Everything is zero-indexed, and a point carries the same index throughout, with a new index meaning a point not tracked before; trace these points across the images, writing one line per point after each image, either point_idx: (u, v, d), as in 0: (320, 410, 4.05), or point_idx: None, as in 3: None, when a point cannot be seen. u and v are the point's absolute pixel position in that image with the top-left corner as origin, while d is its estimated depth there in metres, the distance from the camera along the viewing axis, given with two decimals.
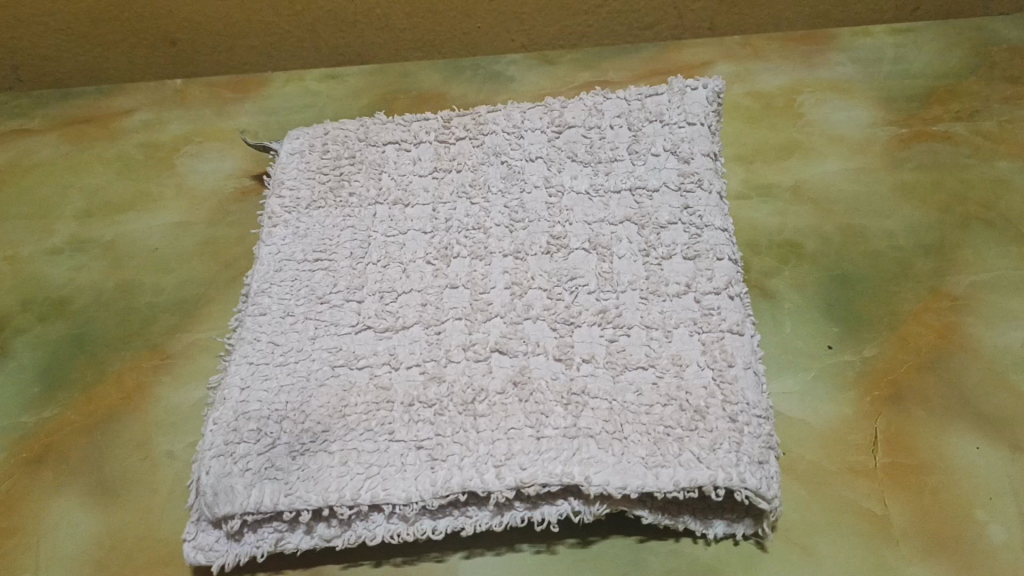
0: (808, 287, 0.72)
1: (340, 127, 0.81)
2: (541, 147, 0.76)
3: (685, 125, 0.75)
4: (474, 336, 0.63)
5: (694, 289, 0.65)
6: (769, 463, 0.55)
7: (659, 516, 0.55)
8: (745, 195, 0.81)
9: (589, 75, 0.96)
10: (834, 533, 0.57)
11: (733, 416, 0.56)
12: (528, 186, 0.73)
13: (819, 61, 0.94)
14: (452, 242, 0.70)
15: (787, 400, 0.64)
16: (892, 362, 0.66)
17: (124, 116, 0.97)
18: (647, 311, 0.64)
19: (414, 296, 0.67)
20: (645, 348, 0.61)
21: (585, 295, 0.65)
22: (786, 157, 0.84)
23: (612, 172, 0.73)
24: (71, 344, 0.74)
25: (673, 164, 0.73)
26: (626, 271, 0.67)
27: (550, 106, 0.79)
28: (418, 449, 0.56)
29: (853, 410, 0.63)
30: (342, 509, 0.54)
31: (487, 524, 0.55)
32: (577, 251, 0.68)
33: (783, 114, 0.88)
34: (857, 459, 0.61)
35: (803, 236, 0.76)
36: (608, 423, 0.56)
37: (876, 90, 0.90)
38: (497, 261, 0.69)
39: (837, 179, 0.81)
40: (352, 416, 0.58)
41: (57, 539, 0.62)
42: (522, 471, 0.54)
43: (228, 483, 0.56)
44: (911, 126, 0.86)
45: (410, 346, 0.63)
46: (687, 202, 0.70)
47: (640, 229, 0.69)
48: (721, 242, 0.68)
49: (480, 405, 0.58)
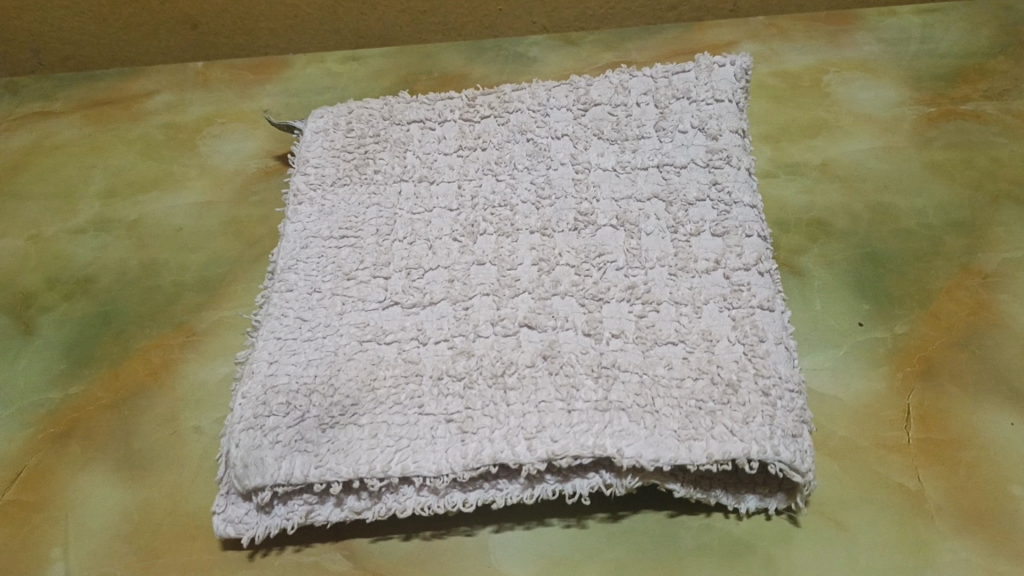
0: (837, 265, 0.71)
1: (364, 105, 0.80)
2: (567, 124, 0.75)
3: (712, 102, 0.74)
4: (502, 311, 0.63)
5: (723, 265, 0.64)
6: (802, 437, 0.54)
7: (691, 490, 0.55)
8: (772, 174, 0.80)
9: (612, 55, 0.95)
10: (868, 508, 0.57)
11: (766, 390, 0.55)
12: (554, 163, 0.73)
13: (844, 41, 0.93)
14: (478, 219, 0.70)
15: (818, 376, 0.64)
16: (924, 339, 0.65)
17: (146, 98, 0.97)
18: (676, 287, 0.63)
19: (441, 272, 0.66)
20: (675, 323, 0.61)
21: (613, 271, 0.65)
22: (813, 136, 0.83)
23: (639, 149, 0.73)
24: (97, 322, 0.74)
25: (701, 141, 0.72)
26: (655, 247, 0.66)
27: (575, 84, 0.78)
28: (448, 422, 0.56)
29: (886, 386, 0.63)
30: (373, 481, 0.54)
31: (518, 497, 0.55)
32: (605, 228, 0.68)
33: (809, 94, 0.87)
34: (890, 435, 0.60)
35: (831, 214, 0.76)
36: (639, 397, 0.56)
37: (903, 69, 0.89)
38: (524, 237, 0.68)
39: (865, 158, 0.80)
40: (381, 390, 0.58)
41: (86, 513, 0.62)
42: (554, 443, 0.53)
43: (259, 455, 0.55)
44: (939, 105, 0.85)
45: (438, 322, 0.63)
46: (715, 178, 0.69)
47: (668, 206, 0.68)
48: (750, 219, 0.67)
49: (509, 378, 0.58)
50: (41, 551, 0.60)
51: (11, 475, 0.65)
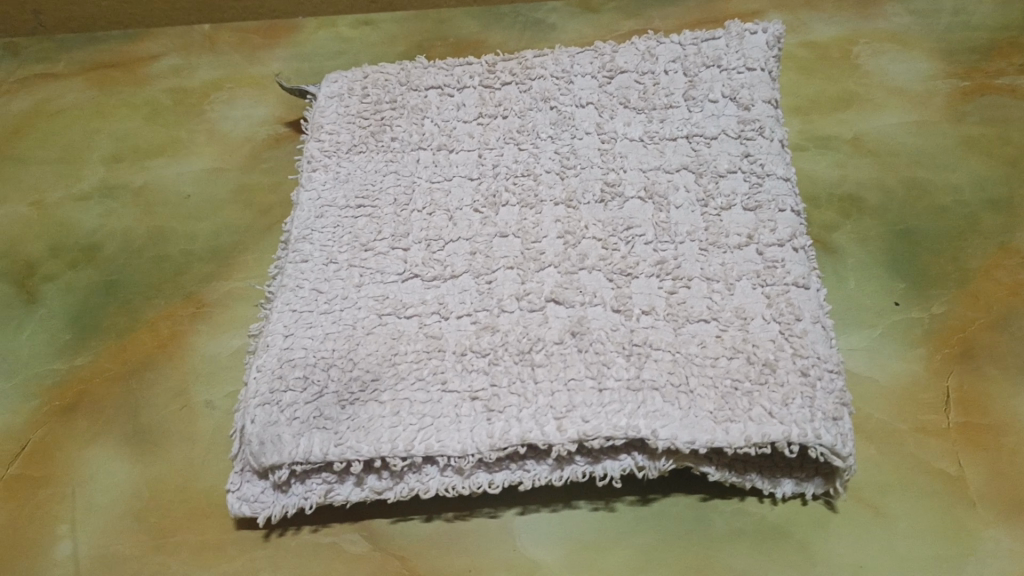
0: (871, 242, 0.69)
1: (380, 70, 0.77)
2: (592, 92, 0.73)
3: (744, 71, 0.71)
4: (528, 285, 0.60)
5: (756, 240, 0.61)
6: (843, 419, 0.52)
7: (725, 474, 0.53)
8: (802, 147, 0.77)
9: (633, 23, 0.92)
10: (907, 494, 0.55)
11: (804, 370, 0.53)
12: (579, 132, 0.70)
13: (874, 11, 0.89)
14: (500, 189, 0.67)
15: (854, 357, 0.62)
16: (962, 320, 0.63)
17: (151, 61, 0.94)
18: (707, 263, 0.61)
19: (462, 244, 0.64)
20: (707, 301, 0.58)
21: (642, 245, 0.62)
22: (843, 109, 0.80)
23: (668, 119, 0.70)
24: (103, 291, 0.72)
25: (732, 111, 0.69)
26: (684, 221, 0.64)
27: (600, 50, 0.75)
28: (472, 400, 0.53)
29: (923, 368, 0.61)
30: (395, 461, 0.52)
31: (546, 479, 0.53)
32: (632, 200, 0.65)
33: (839, 66, 0.84)
34: (927, 418, 0.58)
35: (864, 189, 0.73)
36: (673, 376, 0.53)
37: (936, 42, 0.86)
38: (548, 209, 0.65)
39: (897, 132, 0.78)
40: (402, 365, 0.55)
41: (94, 490, 0.60)
42: (585, 423, 0.51)
43: (276, 432, 0.53)
44: (973, 79, 0.82)
45: (460, 296, 0.60)
46: (747, 150, 0.67)
47: (698, 178, 0.66)
48: (784, 192, 0.64)
49: (537, 355, 0.55)
50: (48, 528, 0.58)
51: (14, 448, 0.62)
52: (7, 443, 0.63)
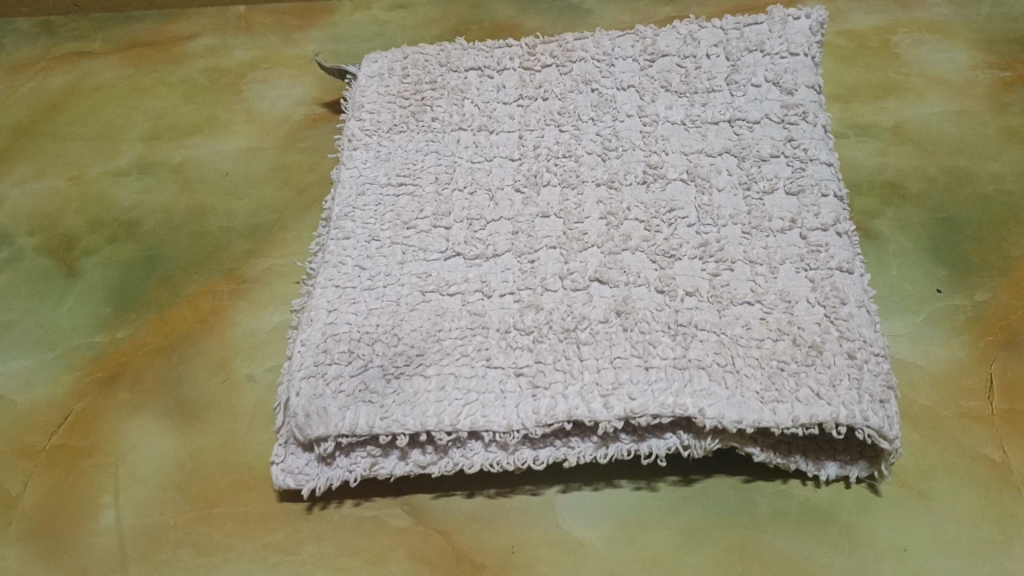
0: (913, 230, 0.68)
1: (420, 51, 0.77)
2: (633, 76, 0.72)
3: (787, 56, 0.71)
4: (571, 264, 0.60)
5: (800, 224, 0.61)
6: (890, 402, 0.52)
7: (771, 455, 0.52)
8: (842, 134, 0.77)
9: (670, 9, 0.92)
10: (951, 479, 0.55)
11: (851, 353, 0.53)
12: (621, 114, 0.70)
13: (913, 1, 0.89)
14: (541, 170, 0.67)
15: (897, 343, 0.61)
16: (1006, 307, 0.63)
17: (187, 41, 0.94)
18: (750, 246, 0.60)
19: (504, 224, 0.64)
20: (751, 283, 0.58)
21: (684, 227, 0.62)
22: (883, 98, 0.80)
23: (709, 103, 0.69)
24: (142, 265, 0.72)
25: (775, 96, 0.69)
26: (727, 204, 0.63)
27: (641, 33, 0.75)
28: (518, 376, 0.53)
29: (967, 354, 0.60)
30: (441, 435, 0.52)
31: (591, 456, 0.53)
32: (675, 182, 0.65)
33: (878, 54, 0.84)
34: (971, 405, 0.58)
35: (905, 177, 0.73)
36: (719, 355, 0.53)
37: (976, 32, 0.85)
38: (590, 190, 0.65)
39: (937, 121, 0.77)
40: (447, 341, 0.56)
41: (137, 460, 0.60)
42: (632, 401, 0.51)
43: (322, 405, 0.53)
44: (1014, 69, 0.81)
45: (503, 274, 0.60)
46: (791, 134, 0.66)
47: (741, 162, 0.66)
48: (827, 177, 0.64)
49: (582, 333, 0.55)
50: (91, 497, 0.59)
51: (57, 418, 0.63)
52: (49, 412, 0.63)
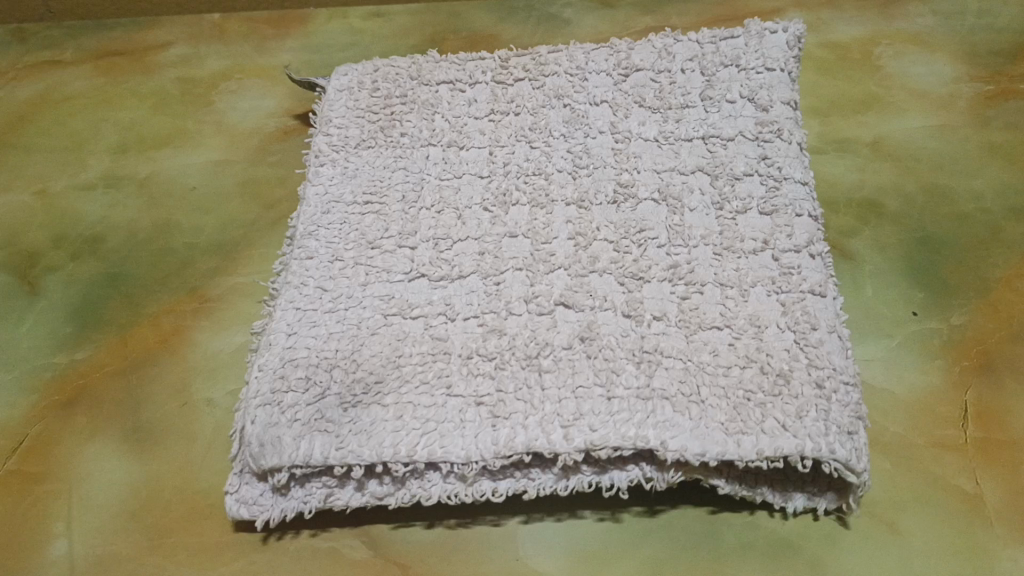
0: (890, 249, 0.67)
1: (391, 63, 0.76)
2: (607, 90, 0.71)
3: (764, 71, 0.69)
4: (536, 287, 0.59)
5: (772, 245, 0.60)
6: (858, 434, 0.50)
7: (736, 487, 0.51)
8: (819, 150, 0.75)
9: (649, 19, 0.90)
10: (923, 511, 0.53)
11: (820, 382, 0.52)
12: (593, 131, 0.69)
13: (896, 12, 0.87)
14: (510, 188, 0.66)
15: (870, 368, 0.60)
16: (982, 331, 0.61)
17: (159, 50, 0.93)
18: (721, 268, 0.59)
19: (471, 244, 0.62)
20: (720, 307, 0.57)
21: (654, 248, 0.61)
22: (863, 112, 0.78)
23: (683, 119, 0.68)
24: (106, 283, 0.71)
25: (751, 112, 0.68)
26: (699, 225, 0.62)
27: (616, 47, 0.73)
28: (478, 405, 0.52)
29: (941, 380, 0.59)
30: (397, 466, 0.51)
31: (552, 489, 0.52)
32: (646, 202, 0.64)
33: (859, 67, 0.82)
34: (945, 433, 0.56)
35: (883, 194, 0.71)
36: (684, 385, 0.52)
37: (959, 44, 0.84)
38: (559, 210, 0.64)
39: (918, 136, 0.76)
40: (407, 367, 0.54)
41: (93, 488, 0.59)
42: (592, 433, 0.50)
43: (276, 434, 0.52)
44: (997, 83, 0.80)
45: (467, 297, 0.59)
46: (765, 152, 0.65)
47: (714, 180, 0.64)
48: (801, 196, 0.63)
49: (545, 360, 0.54)
50: (45, 525, 0.57)
51: (13, 440, 0.61)
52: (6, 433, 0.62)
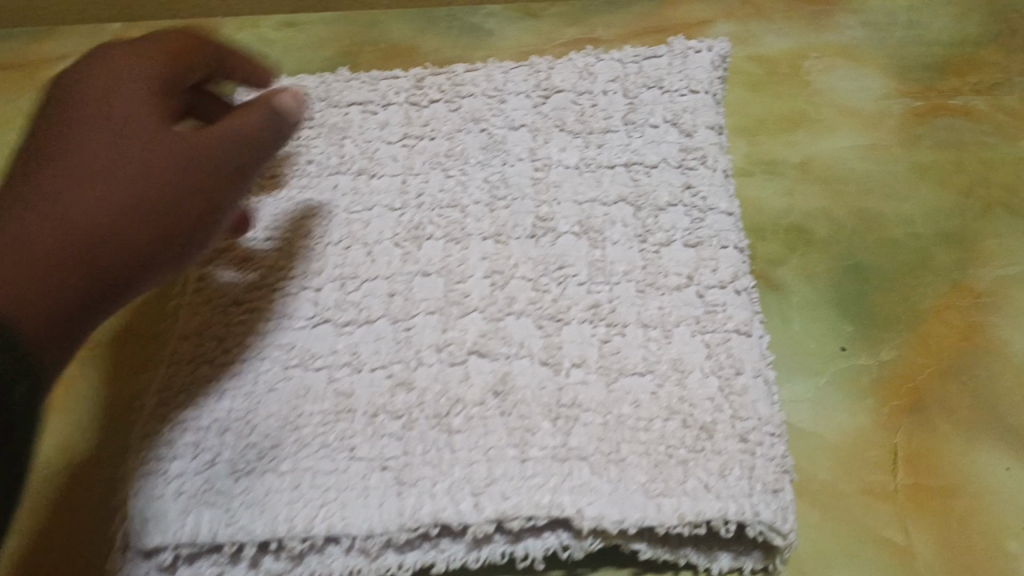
0: (818, 278, 0.65)
1: (298, 84, 0.71)
2: (526, 113, 0.67)
3: (687, 93, 0.66)
4: (449, 333, 0.55)
5: (696, 281, 0.57)
6: (784, 491, 0.48)
7: (659, 550, 0.48)
8: (747, 172, 0.73)
9: (576, 31, 0.87)
10: (850, 566, 0.51)
11: (744, 436, 0.50)
12: (511, 158, 0.65)
13: (827, 24, 0.85)
14: (423, 221, 0.61)
15: (797, 410, 0.58)
16: (912, 367, 0.60)
17: (55, 64, 0.86)
18: (645, 306, 0.56)
19: (380, 283, 0.58)
20: (643, 350, 0.54)
21: (574, 286, 0.57)
22: (791, 131, 0.76)
23: (606, 145, 0.65)
24: None
25: (674, 137, 0.65)
26: (621, 259, 0.59)
27: (536, 66, 0.70)
28: (383, 470, 0.49)
29: (870, 421, 0.57)
30: (293, 543, 0.47)
31: (463, 561, 0.48)
32: (566, 236, 0.60)
33: (788, 82, 0.80)
34: (873, 479, 0.55)
35: (812, 219, 0.69)
36: (603, 444, 0.49)
37: (889, 57, 0.82)
38: (475, 245, 0.60)
39: (847, 157, 0.73)
40: (306, 429, 0.50)
41: (57, 209, 0.42)
42: (504, 500, 0.47)
43: (160, 508, 0.48)
44: (928, 98, 0.78)
45: (374, 343, 0.55)
46: (688, 180, 0.62)
47: (636, 212, 0.61)
48: (727, 227, 0.60)
49: (455, 419, 0.51)
50: (35, 265, 0.40)
51: (118, 119, 0.46)
52: (135, 86, 0.47)
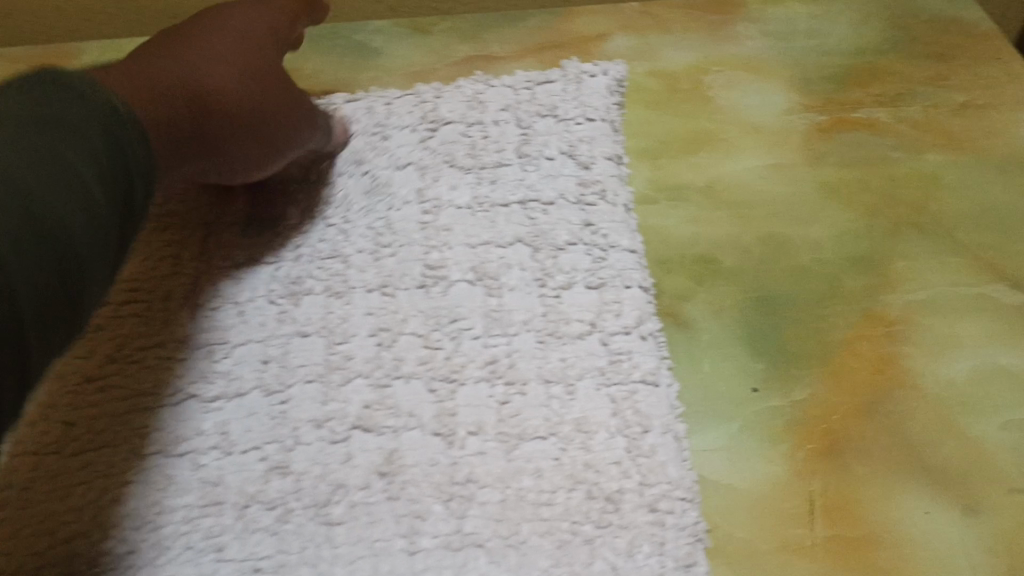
0: (726, 314, 0.62)
1: None
2: (412, 150, 0.67)
3: (583, 121, 0.69)
4: (329, 407, 0.54)
5: (599, 329, 0.57)
6: (697, 566, 0.47)
7: None
8: (651, 200, 0.70)
9: (468, 47, 0.82)
10: None
11: (653, 506, 0.49)
12: (397, 203, 0.64)
13: (728, 35, 0.82)
14: (302, 274, 0.61)
15: (709, 461, 0.55)
16: (826, 406, 0.57)
17: None
18: (545, 360, 0.55)
19: (253, 347, 0.57)
20: (544, 410, 0.53)
21: (469, 340, 0.56)
22: (694, 152, 0.73)
23: (499, 181, 0.65)
24: None
25: (571, 170, 0.65)
26: (519, 307, 0.58)
27: (421, 97, 0.71)
28: (254, 573, 0.48)
29: (784, 469, 0.54)
30: None
31: None
32: (459, 283, 0.60)
33: (690, 99, 0.77)
34: (792, 534, 0.52)
35: (718, 249, 0.66)
36: (500, 526, 0.49)
37: (792, 68, 0.79)
38: (359, 297, 0.59)
39: (751, 179, 0.71)
40: (167, 529, 0.49)
41: (186, 70, 0.54)
42: None
43: None
44: (830, 112, 0.75)
45: (246, 420, 0.54)
46: (588, 218, 0.63)
47: (534, 253, 0.61)
48: (629, 265, 0.60)
49: (336, 508, 0.50)
50: (146, 101, 0.51)
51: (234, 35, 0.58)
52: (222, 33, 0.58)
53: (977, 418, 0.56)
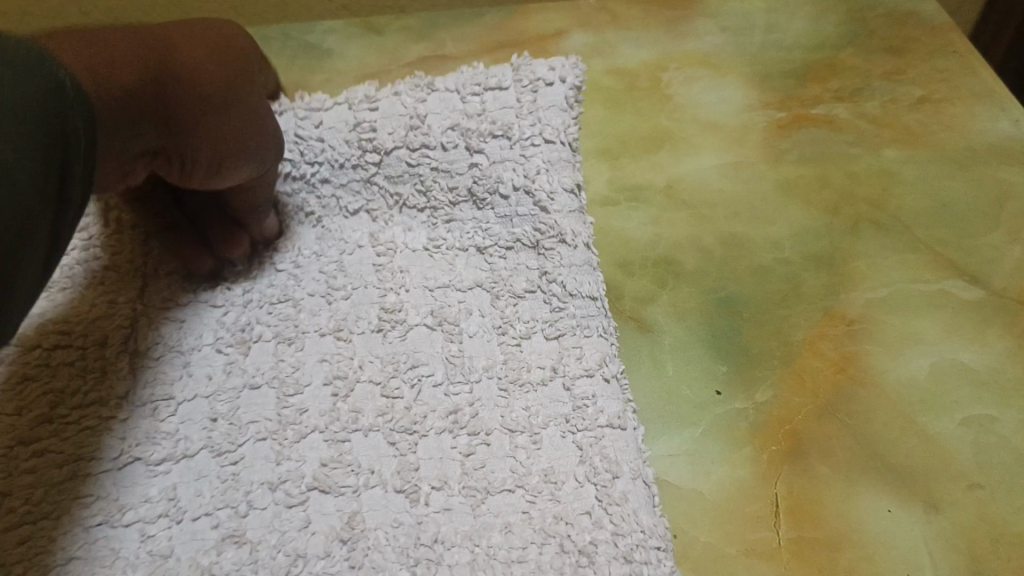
0: (689, 317, 0.62)
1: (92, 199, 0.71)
2: (363, 194, 0.70)
3: (541, 142, 0.69)
4: (284, 466, 0.56)
5: (562, 373, 0.59)
6: None
7: None
8: (611, 201, 0.69)
9: (422, 47, 0.81)
10: None
11: (627, 558, 0.51)
12: (349, 247, 0.67)
13: (685, 30, 0.82)
14: (252, 322, 0.64)
15: (674, 466, 0.55)
16: (789, 407, 0.57)
17: None
18: (510, 408, 0.58)
19: (201, 403, 0.59)
20: (509, 463, 0.56)
21: (430, 388, 0.59)
22: (654, 151, 0.72)
23: (455, 224, 0.68)
24: None
25: (529, 207, 0.67)
26: (481, 353, 0.61)
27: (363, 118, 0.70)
28: None
29: (749, 472, 0.54)
30: None
31: None
32: (417, 327, 0.63)
33: (649, 96, 0.76)
34: (756, 537, 0.52)
35: (679, 250, 0.66)
36: None
37: (751, 63, 0.79)
38: (314, 344, 0.62)
39: (711, 178, 0.70)
40: None
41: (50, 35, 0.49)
42: None
43: None
44: (789, 108, 0.75)
45: (196, 483, 0.56)
46: (544, 266, 0.65)
47: (493, 300, 0.64)
48: (590, 314, 0.62)
49: None
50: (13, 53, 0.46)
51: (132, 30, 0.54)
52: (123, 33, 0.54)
53: (937, 415, 0.56)
